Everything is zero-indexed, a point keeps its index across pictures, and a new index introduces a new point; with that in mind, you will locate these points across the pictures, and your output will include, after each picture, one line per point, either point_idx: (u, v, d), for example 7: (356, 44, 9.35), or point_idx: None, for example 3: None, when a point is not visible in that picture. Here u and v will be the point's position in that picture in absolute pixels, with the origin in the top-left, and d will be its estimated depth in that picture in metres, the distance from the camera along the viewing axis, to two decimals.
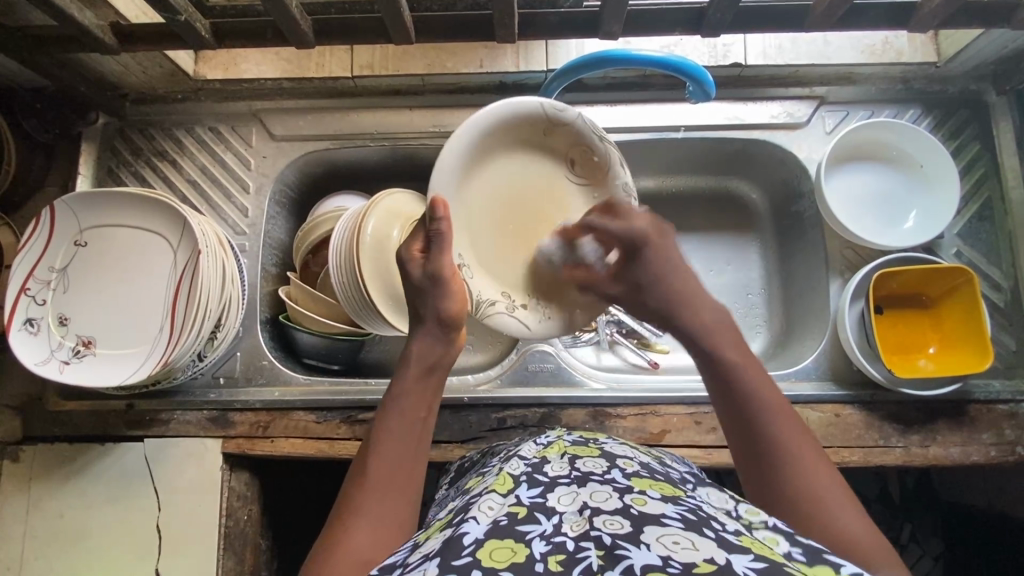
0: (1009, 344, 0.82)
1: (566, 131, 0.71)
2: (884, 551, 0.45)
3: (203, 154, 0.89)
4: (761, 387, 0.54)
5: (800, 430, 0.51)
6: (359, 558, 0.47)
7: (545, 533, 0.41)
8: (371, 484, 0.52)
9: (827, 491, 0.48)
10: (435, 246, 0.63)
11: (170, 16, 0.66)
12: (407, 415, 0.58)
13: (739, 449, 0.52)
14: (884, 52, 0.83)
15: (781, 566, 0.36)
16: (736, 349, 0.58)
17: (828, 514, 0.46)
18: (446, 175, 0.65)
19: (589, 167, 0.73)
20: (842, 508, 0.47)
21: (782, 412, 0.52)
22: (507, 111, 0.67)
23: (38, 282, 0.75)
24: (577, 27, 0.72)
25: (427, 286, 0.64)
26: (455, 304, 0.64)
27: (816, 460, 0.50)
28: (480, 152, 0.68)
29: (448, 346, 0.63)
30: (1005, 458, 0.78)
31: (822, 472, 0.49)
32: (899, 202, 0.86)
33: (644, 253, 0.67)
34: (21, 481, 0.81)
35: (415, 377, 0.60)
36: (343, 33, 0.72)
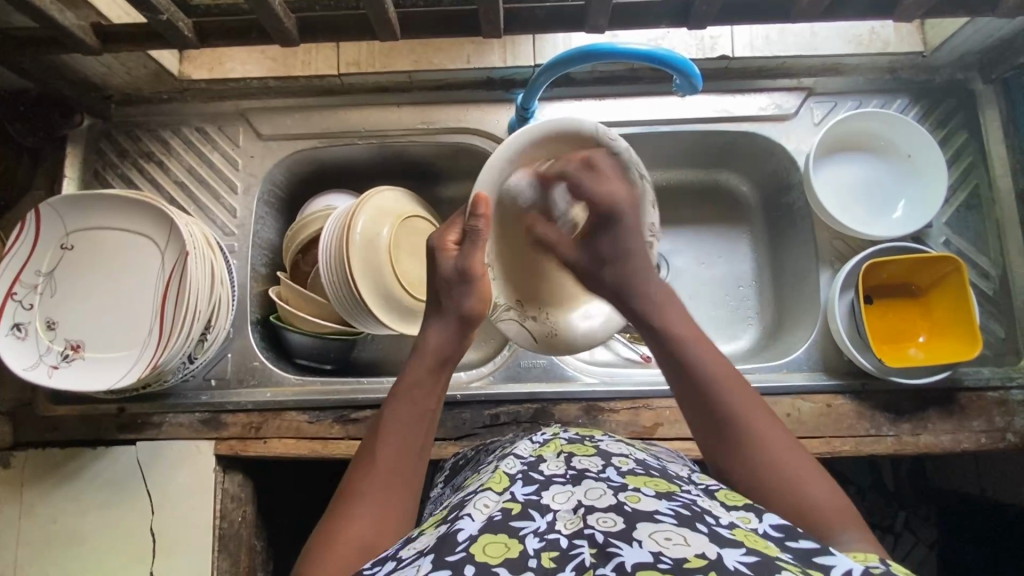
0: (998, 331, 0.82)
1: (611, 158, 0.67)
2: (842, 506, 0.49)
3: (190, 155, 0.88)
4: (706, 357, 0.57)
5: (754, 400, 0.55)
6: (359, 545, 0.47)
7: (538, 529, 0.41)
8: (375, 471, 0.53)
9: (786, 454, 0.51)
10: (469, 241, 0.64)
11: (153, 16, 0.65)
12: (418, 406, 0.58)
13: (700, 428, 0.55)
14: (871, 41, 0.84)
15: (773, 561, 0.37)
16: (685, 326, 0.61)
17: (792, 480, 0.50)
18: (487, 173, 0.66)
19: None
20: (801, 471, 0.50)
21: (732, 381, 0.56)
22: (559, 126, 0.65)
23: (25, 286, 0.74)
24: (563, 21, 0.71)
25: (455, 281, 0.63)
26: (478, 302, 0.64)
27: (774, 428, 0.53)
28: (526, 163, 0.67)
29: (461, 340, 0.63)
30: (996, 445, 0.78)
31: (780, 437, 0.53)
32: (888, 192, 0.86)
33: (617, 225, 0.65)
34: (13, 488, 0.80)
35: (428, 369, 0.60)
36: (328, 30, 0.72)
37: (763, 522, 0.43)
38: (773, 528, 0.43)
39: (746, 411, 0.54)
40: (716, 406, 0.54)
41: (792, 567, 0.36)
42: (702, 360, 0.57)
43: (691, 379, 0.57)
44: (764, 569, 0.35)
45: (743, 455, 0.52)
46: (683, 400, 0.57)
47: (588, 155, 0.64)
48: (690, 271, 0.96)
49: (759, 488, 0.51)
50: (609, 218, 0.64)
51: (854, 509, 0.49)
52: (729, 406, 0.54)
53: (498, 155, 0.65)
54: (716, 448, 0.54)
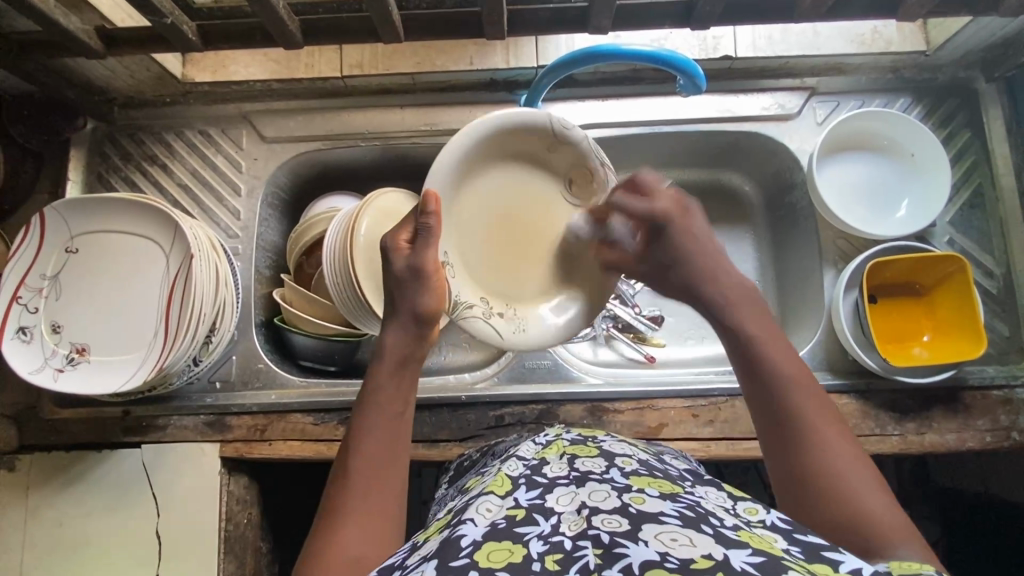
0: (1002, 330, 0.82)
1: (570, 150, 0.73)
2: (905, 526, 0.45)
3: (194, 158, 0.88)
4: (779, 354, 0.55)
5: (825, 408, 0.51)
6: (348, 558, 0.47)
7: (543, 533, 0.41)
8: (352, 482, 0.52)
9: (851, 468, 0.48)
10: (421, 238, 0.64)
11: (157, 19, 0.65)
12: (385, 410, 0.57)
13: (763, 429, 0.52)
14: (874, 40, 0.83)
15: (779, 561, 0.37)
16: (763, 325, 0.58)
17: (851, 492, 0.46)
18: (440, 169, 0.68)
19: (587, 188, 0.75)
20: (863, 486, 0.47)
21: (802, 382, 0.52)
22: (512, 121, 0.70)
23: (30, 289, 0.74)
24: (567, 23, 0.71)
25: (408, 279, 0.64)
26: (433, 299, 0.64)
27: (842, 440, 0.49)
28: (477, 162, 0.71)
29: (417, 337, 0.63)
30: (1001, 443, 0.78)
31: (844, 446, 0.49)
32: (891, 190, 0.86)
33: (670, 232, 0.67)
34: (18, 490, 0.80)
35: (389, 371, 0.60)
36: (331, 33, 0.72)
37: (771, 512, 0.44)
38: (782, 519, 0.43)
39: (816, 416, 0.50)
40: (783, 407, 0.51)
41: (798, 566, 0.36)
42: (772, 356, 0.55)
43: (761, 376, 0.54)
44: (770, 569, 0.35)
45: (805, 461, 0.49)
46: (750, 397, 0.54)
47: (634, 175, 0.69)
48: None
49: (817, 498, 0.47)
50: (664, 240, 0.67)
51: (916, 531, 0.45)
52: (797, 410, 0.51)
53: (449, 150, 0.68)
54: (779, 451, 0.50)
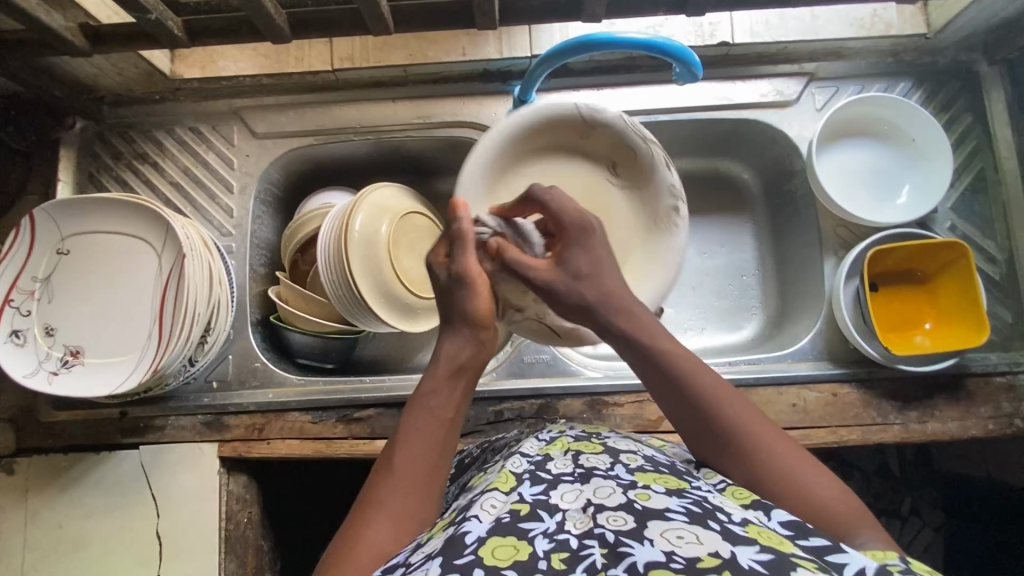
0: (1006, 316, 0.81)
1: (604, 133, 0.74)
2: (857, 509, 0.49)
3: (185, 156, 0.87)
4: (689, 365, 0.56)
5: (750, 411, 0.53)
6: (374, 553, 0.47)
7: (548, 530, 0.41)
8: (393, 479, 0.52)
9: (798, 467, 0.50)
10: (459, 248, 0.64)
11: (141, 16, 0.64)
12: (435, 414, 0.57)
13: (701, 442, 0.54)
14: (873, 25, 0.82)
15: (788, 558, 0.36)
16: (661, 336, 0.58)
17: (804, 490, 0.49)
18: (475, 163, 0.73)
19: (632, 167, 0.75)
20: (813, 479, 0.50)
21: (721, 391, 0.54)
22: (541, 111, 0.73)
23: (22, 292, 0.73)
24: (559, 11, 0.70)
25: (453, 287, 0.63)
26: (482, 302, 0.62)
27: (775, 437, 0.52)
28: (516, 153, 0.75)
29: (478, 345, 0.62)
30: (1004, 431, 0.78)
31: (780, 446, 0.52)
32: (893, 177, 0.85)
33: (587, 237, 0.62)
34: (17, 493, 0.80)
35: (446, 374, 0.59)
36: (320, 27, 0.70)
37: (773, 518, 0.43)
38: (783, 526, 0.42)
39: (748, 423, 0.52)
40: (718, 426, 0.53)
41: (807, 563, 0.36)
42: (686, 371, 0.56)
43: (686, 399, 0.55)
44: (779, 566, 0.35)
45: (754, 469, 0.51)
46: (678, 418, 0.55)
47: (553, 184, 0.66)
48: (693, 261, 0.95)
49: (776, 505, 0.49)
50: (578, 236, 0.62)
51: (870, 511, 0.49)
52: (730, 424, 0.53)
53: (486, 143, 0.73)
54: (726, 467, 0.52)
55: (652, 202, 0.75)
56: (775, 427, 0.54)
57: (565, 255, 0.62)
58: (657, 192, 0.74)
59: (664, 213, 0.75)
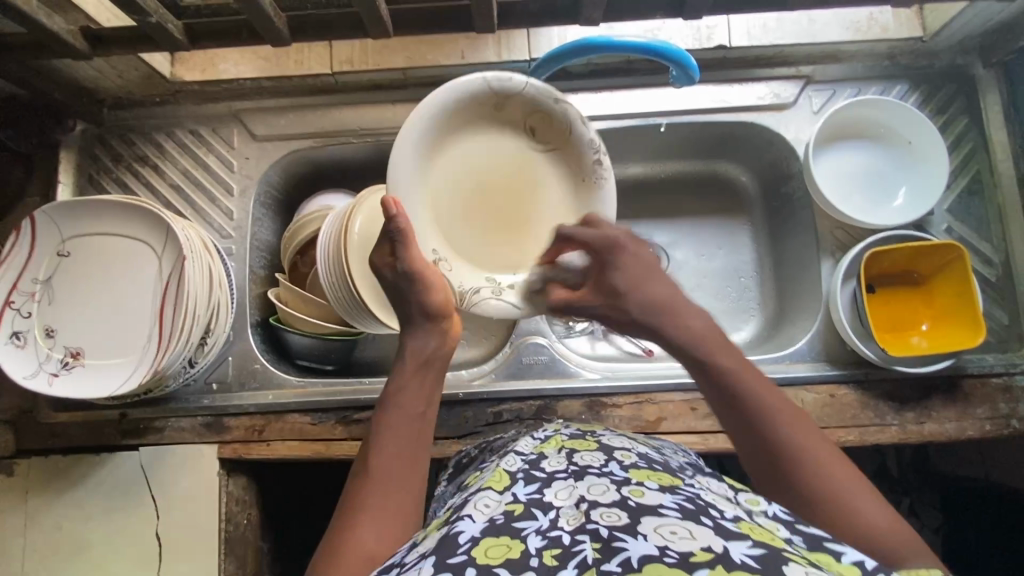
0: (1002, 317, 0.82)
1: (517, 101, 0.70)
2: (905, 536, 0.48)
3: (185, 158, 0.87)
4: (755, 383, 0.55)
5: (812, 433, 0.53)
6: (364, 553, 0.47)
7: (541, 528, 0.41)
8: (376, 477, 0.53)
9: (854, 492, 0.49)
10: (400, 246, 0.61)
11: (142, 19, 0.64)
12: (406, 410, 0.58)
13: (755, 459, 0.53)
14: (869, 28, 0.83)
15: (780, 553, 0.36)
16: (729, 356, 0.58)
17: (858, 513, 0.48)
18: (400, 159, 0.66)
19: (551, 130, 0.72)
20: (866, 503, 0.49)
21: (785, 410, 0.53)
22: (452, 90, 0.67)
23: (23, 294, 0.73)
24: (557, 15, 0.71)
25: (405, 284, 0.62)
26: (440, 294, 0.63)
27: (834, 460, 0.51)
28: (434, 138, 0.69)
29: (442, 337, 0.63)
30: (1001, 431, 0.78)
31: (838, 467, 0.51)
32: (890, 179, 0.85)
33: (623, 256, 0.65)
34: (17, 495, 0.80)
35: (411, 370, 0.60)
36: (320, 30, 0.71)
37: (773, 504, 0.44)
38: (783, 511, 0.44)
39: (808, 445, 0.52)
40: (775, 447, 0.52)
41: (798, 558, 0.36)
42: (751, 388, 0.55)
43: (743, 411, 0.54)
44: (771, 562, 0.35)
45: (810, 494, 0.50)
46: (736, 432, 0.55)
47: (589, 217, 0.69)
48: (691, 263, 0.96)
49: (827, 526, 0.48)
50: (611, 257, 0.65)
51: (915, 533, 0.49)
52: (789, 442, 0.52)
53: (404, 137, 0.66)
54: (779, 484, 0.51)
55: (575, 160, 0.73)
56: (831, 444, 0.53)
57: (606, 277, 0.65)
58: (579, 149, 0.72)
59: (590, 168, 0.73)
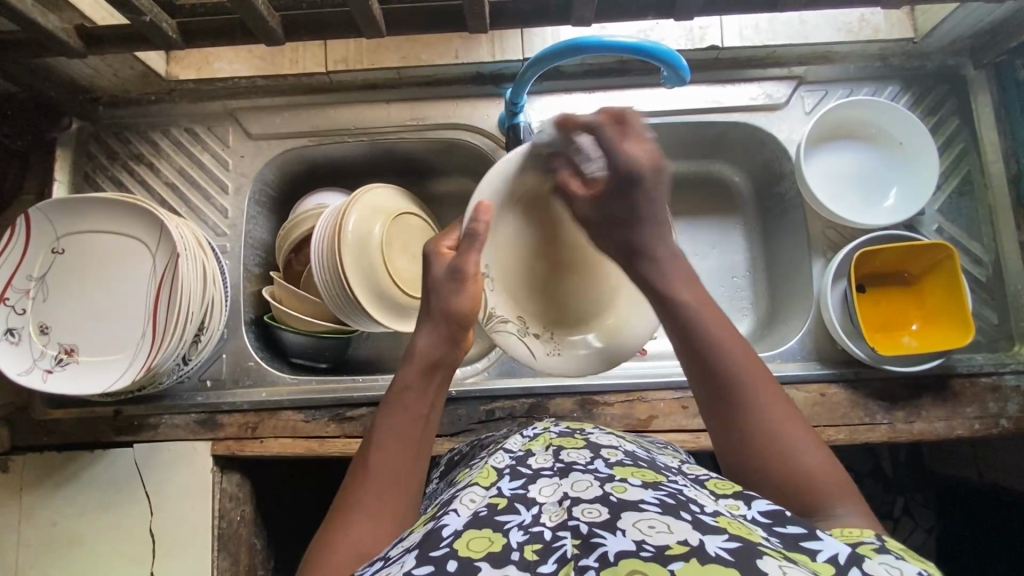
0: (991, 317, 0.82)
1: None
2: (842, 483, 0.48)
3: (180, 156, 0.88)
4: (707, 315, 0.56)
5: (760, 370, 0.53)
6: (359, 550, 0.47)
7: (523, 523, 0.41)
8: (373, 474, 0.53)
9: (793, 435, 0.50)
10: (464, 244, 0.66)
11: (136, 17, 0.65)
12: (409, 412, 0.58)
13: (702, 394, 0.54)
14: (861, 29, 0.83)
15: (755, 546, 0.37)
16: (691, 291, 0.58)
17: (794, 454, 0.49)
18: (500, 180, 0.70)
19: None
20: (803, 447, 0.50)
21: (734, 345, 0.54)
22: None
23: (17, 291, 0.74)
24: (550, 15, 0.71)
25: (445, 282, 0.65)
26: (469, 301, 0.65)
27: (777, 403, 0.51)
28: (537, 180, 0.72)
29: (452, 342, 0.63)
30: (990, 430, 0.78)
31: (779, 409, 0.51)
32: (881, 179, 0.86)
33: (635, 188, 0.60)
34: (12, 491, 0.80)
35: (417, 371, 0.60)
36: (313, 29, 0.71)
37: (752, 507, 0.44)
38: (761, 515, 0.43)
39: (752, 382, 0.52)
40: (722, 380, 0.53)
41: (773, 552, 0.37)
42: (701, 319, 0.56)
43: (693, 338, 0.55)
44: (745, 554, 0.36)
45: (749, 433, 0.51)
46: (686, 362, 0.55)
47: (623, 112, 0.61)
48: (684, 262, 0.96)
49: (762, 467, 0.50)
50: (626, 184, 0.60)
51: (853, 483, 0.49)
52: (735, 378, 0.52)
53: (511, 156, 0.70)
54: (722, 421, 0.52)
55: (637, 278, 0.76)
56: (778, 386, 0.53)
57: (603, 200, 0.62)
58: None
59: None
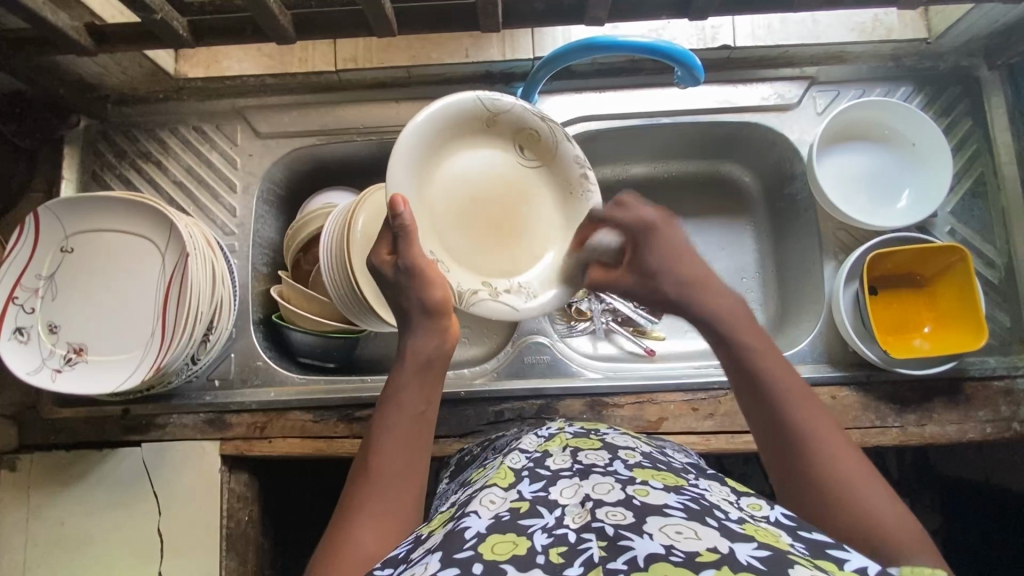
0: (1004, 320, 0.82)
1: (506, 118, 0.70)
2: (919, 540, 0.46)
3: (188, 155, 0.87)
4: (774, 367, 0.54)
5: (829, 426, 0.51)
6: (360, 554, 0.47)
7: (546, 525, 0.41)
8: (376, 478, 0.53)
9: (867, 491, 0.48)
10: (403, 242, 0.60)
11: (146, 15, 0.64)
12: (406, 410, 0.57)
13: (771, 447, 0.52)
14: (873, 29, 0.83)
15: (785, 555, 0.36)
16: (758, 339, 0.57)
17: (867, 510, 0.47)
18: (397, 171, 0.63)
19: (537, 146, 0.72)
20: (879, 503, 0.47)
21: (803, 399, 0.53)
22: (446, 108, 0.66)
23: (26, 290, 0.74)
24: (562, 14, 0.70)
25: (405, 281, 0.60)
26: (440, 290, 0.61)
27: (850, 457, 0.50)
28: (429, 151, 0.67)
29: (442, 334, 0.61)
30: (1001, 434, 0.78)
31: (852, 464, 0.49)
32: (893, 181, 0.85)
33: (654, 240, 0.64)
34: (20, 490, 0.80)
35: (412, 369, 0.59)
36: (323, 27, 0.71)
37: (775, 508, 0.44)
38: (786, 516, 0.43)
39: (822, 437, 0.50)
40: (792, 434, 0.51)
41: (803, 560, 0.36)
42: (767, 370, 0.54)
43: (761, 392, 0.54)
44: (775, 563, 0.35)
45: (822, 488, 0.49)
46: (754, 416, 0.54)
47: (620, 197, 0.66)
48: None
49: (835, 522, 0.48)
50: (643, 238, 0.64)
51: (928, 539, 0.47)
52: (804, 432, 0.51)
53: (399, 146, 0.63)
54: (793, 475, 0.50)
55: (562, 174, 0.73)
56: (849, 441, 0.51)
57: (640, 260, 0.65)
58: (564, 166, 0.72)
59: (576, 183, 0.73)
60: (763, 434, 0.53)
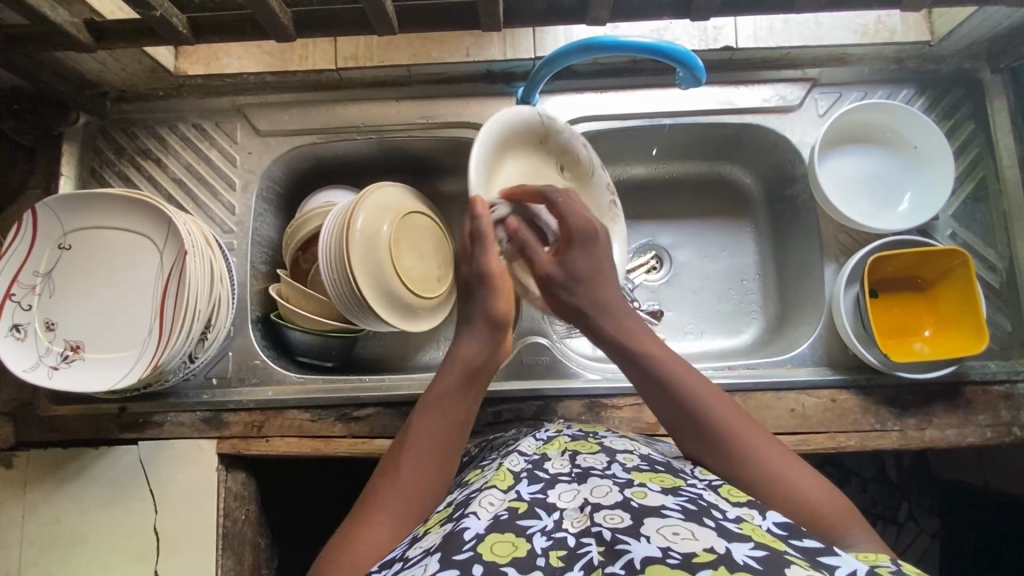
0: (1005, 325, 0.81)
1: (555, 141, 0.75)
2: (844, 508, 0.51)
3: (187, 152, 0.87)
4: (682, 376, 0.58)
5: (743, 421, 0.55)
6: (374, 548, 0.48)
7: (545, 528, 0.41)
8: (403, 476, 0.53)
9: (792, 471, 0.52)
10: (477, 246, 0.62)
11: (146, 12, 0.64)
12: (446, 418, 0.57)
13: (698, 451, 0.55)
14: (877, 31, 0.82)
15: (781, 555, 0.36)
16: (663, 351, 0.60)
17: (801, 492, 0.51)
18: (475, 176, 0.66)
19: (576, 169, 0.77)
20: (808, 484, 0.51)
21: (717, 404, 0.56)
22: (508, 124, 0.70)
23: (23, 287, 0.73)
24: (564, 14, 0.70)
25: (475, 285, 0.62)
26: (505, 303, 0.62)
27: (769, 445, 0.54)
28: (492, 161, 0.70)
29: (494, 347, 0.61)
30: (1001, 438, 0.78)
31: (773, 450, 0.53)
32: (894, 184, 0.85)
33: (593, 246, 0.65)
34: (16, 487, 0.80)
35: (457, 379, 0.59)
36: (323, 25, 0.70)
37: (767, 518, 0.44)
38: (777, 526, 0.43)
39: (741, 435, 0.54)
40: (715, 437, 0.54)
41: (798, 561, 0.36)
42: (677, 379, 0.58)
43: (674, 403, 0.57)
44: (772, 563, 0.35)
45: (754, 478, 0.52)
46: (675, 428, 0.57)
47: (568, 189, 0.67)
48: (693, 265, 0.96)
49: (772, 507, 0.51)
50: (585, 240, 0.65)
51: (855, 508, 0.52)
52: (724, 433, 0.54)
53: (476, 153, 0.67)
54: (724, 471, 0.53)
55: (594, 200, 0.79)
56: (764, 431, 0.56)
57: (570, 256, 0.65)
58: (597, 190, 0.79)
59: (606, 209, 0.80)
60: (683, 440, 0.57)
